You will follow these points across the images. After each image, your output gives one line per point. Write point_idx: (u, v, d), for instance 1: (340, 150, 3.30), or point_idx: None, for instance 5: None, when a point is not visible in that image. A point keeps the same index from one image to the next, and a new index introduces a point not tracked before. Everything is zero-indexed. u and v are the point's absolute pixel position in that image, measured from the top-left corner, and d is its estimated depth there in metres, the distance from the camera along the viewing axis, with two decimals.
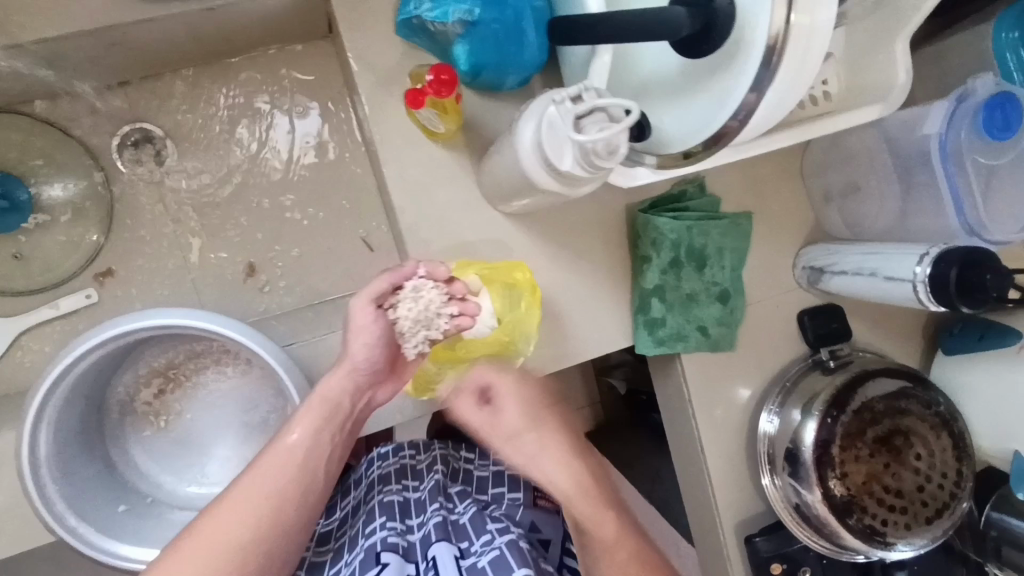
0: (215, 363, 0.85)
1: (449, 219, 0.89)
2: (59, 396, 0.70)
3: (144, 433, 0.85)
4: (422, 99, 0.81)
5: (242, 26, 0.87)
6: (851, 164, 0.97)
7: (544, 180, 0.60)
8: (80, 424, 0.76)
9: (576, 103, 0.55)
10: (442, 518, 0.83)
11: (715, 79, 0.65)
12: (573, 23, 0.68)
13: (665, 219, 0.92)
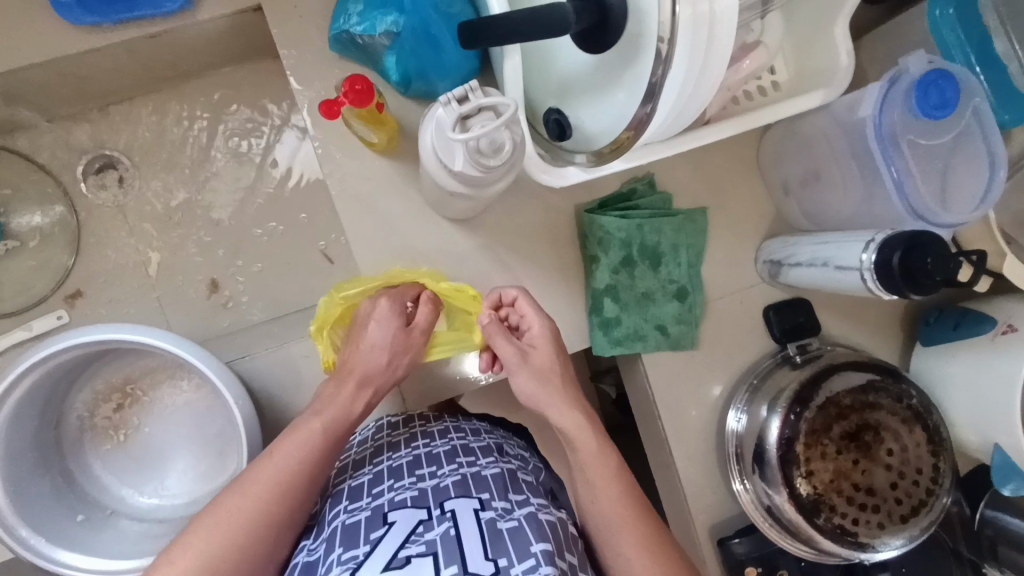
0: (171, 378, 0.88)
1: (393, 226, 0.90)
2: (9, 409, 0.72)
3: (104, 447, 0.86)
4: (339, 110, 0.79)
5: (190, 49, 0.91)
6: (809, 151, 0.93)
7: (449, 182, 0.61)
8: (35, 438, 0.78)
9: (462, 103, 0.55)
10: (460, 477, 0.70)
11: (620, 73, 0.66)
12: (477, 25, 0.68)
13: (611, 217, 0.91)
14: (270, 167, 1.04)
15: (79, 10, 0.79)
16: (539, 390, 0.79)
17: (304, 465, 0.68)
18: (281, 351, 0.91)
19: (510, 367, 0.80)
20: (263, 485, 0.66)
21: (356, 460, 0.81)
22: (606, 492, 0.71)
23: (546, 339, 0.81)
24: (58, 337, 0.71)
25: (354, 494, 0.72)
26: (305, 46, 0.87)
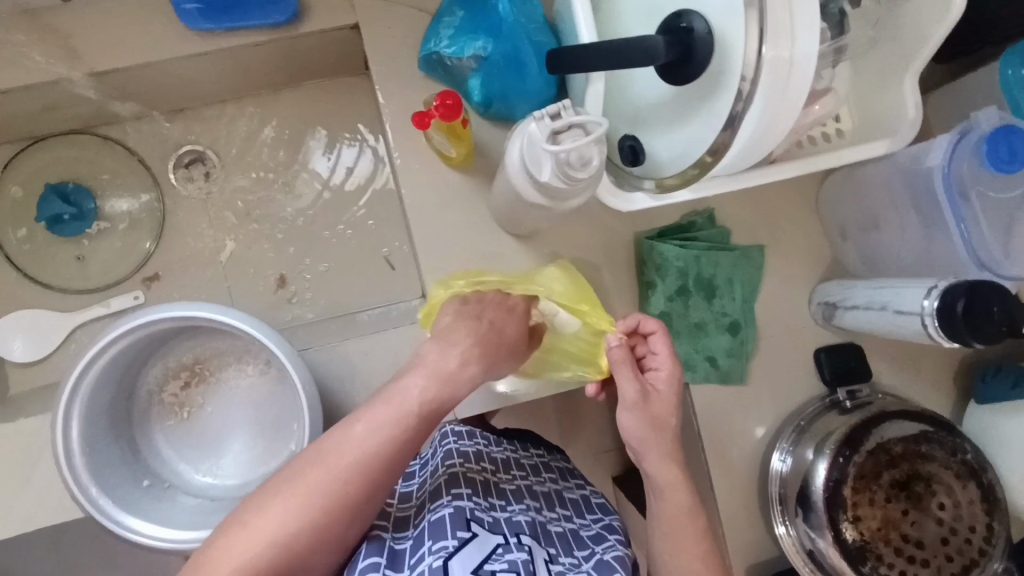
0: (237, 361, 0.92)
1: (459, 237, 0.94)
2: (93, 375, 0.76)
3: (168, 422, 0.91)
4: (429, 121, 0.84)
5: (287, 59, 0.99)
6: (867, 198, 0.94)
7: (529, 194, 0.64)
8: (110, 405, 0.83)
9: (554, 120, 0.59)
10: (531, 519, 0.76)
11: (698, 107, 0.69)
12: (563, 53, 0.72)
13: (670, 245, 0.94)
14: (344, 173, 1.09)
15: (198, 17, 0.87)
16: (649, 436, 0.76)
17: (366, 454, 0.66)
18: (342, 346, 0.95)
19: (625, 408, 0.76)
20: (317, 471, 0.65)
21: (428, 464, 0.86)
22: (682, 520, 0.74)
23: (670, 388, 0.79)
24: (150, 310, 0.76)
25: (432, 495, 0.77)
26: (394, 64, 0.93)
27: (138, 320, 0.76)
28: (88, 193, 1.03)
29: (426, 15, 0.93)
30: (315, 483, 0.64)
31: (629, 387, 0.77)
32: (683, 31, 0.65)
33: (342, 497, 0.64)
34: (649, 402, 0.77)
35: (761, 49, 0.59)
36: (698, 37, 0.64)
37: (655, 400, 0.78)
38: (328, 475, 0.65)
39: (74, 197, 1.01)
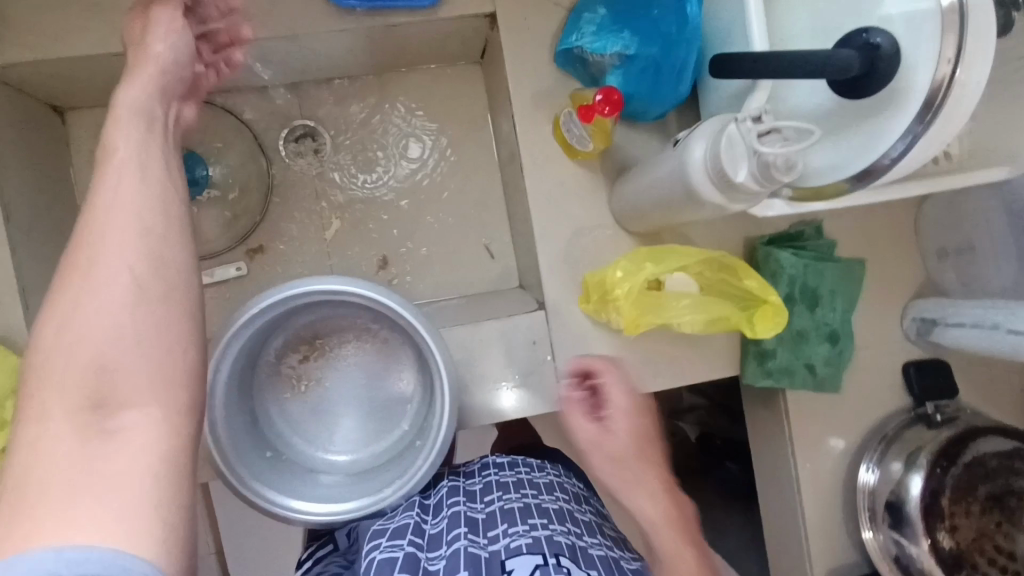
0: (356, 338, 0.94)
1: (579, 232, 0.96)
2: (239, 341, 0.78)
3: (288, 396, 0.92)
4: (592, 115, 0.86)
5: (413, 42, 0.99)
6: (963, 225, 0.96)
7: (709, 191, 0.66)
8: (241, 373, 0.84)
9: (756, 123, 0.61)
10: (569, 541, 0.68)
11: (859, 123, 0.70)
12: (731, 59, 0.73)
13: (787, 254, 0.96)
14: (450, 160, 1.10)
15: None
16: (617, 469, 0.77)
17: (125, 225, 0.49)
18: (454, 332, 0.95)
19: (586, 447, 0.79)
20: (96, 219, 0.49)
21: (466, 492, 0.82)
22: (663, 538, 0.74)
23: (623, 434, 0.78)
24: (293, 284, 0.77)
25: (471, 528, 0.74)
26: (526, 57, 0.94)
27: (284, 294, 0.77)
28: (200, 160, 0.99)
29: (562, 10, 0.94)
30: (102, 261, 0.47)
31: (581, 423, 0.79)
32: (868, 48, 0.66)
33: (162, 278, 0.49)
34: (608, 425, 0.79)
35: (957, 72, 0.61)
36: (884, 56, 0.64)
37: (616, 429, 0.78)
38: (129, 250, 0.48)
39: (188, 163, 0.97)
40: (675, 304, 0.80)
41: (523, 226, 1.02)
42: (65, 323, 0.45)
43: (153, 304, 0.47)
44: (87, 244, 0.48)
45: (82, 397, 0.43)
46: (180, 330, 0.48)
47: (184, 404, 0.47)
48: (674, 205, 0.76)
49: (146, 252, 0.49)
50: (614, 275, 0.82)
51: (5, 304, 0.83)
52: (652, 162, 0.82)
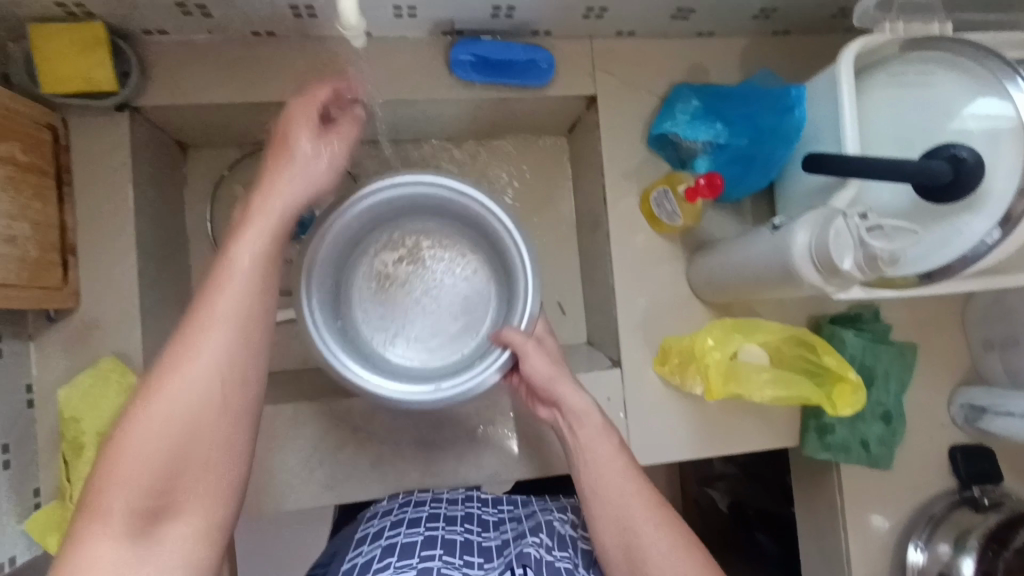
0: (451, 262, 0.92)
1: (657, 297, 1.03)
2: (341, 220, 0.80)
3: (373, 296, 0.91)
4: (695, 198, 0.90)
5: (515, 114, 1.09)
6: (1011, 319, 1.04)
7: (810, 273, 0.74)
8: (337, 256, 0.84)
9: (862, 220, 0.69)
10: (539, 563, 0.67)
11: (935, 220, 0.78)
12: (824, 159, 0.82)
13: (851, 336, 1.03)
14: (533, 221, 1.18)
15: (468, 68, 0.96)
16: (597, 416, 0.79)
17: (236, 326, 0.63)
18: None
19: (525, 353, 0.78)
20: (211, 325, 0.62)
21: (445, 517, 0.86)
22: (615, 478, 0.75)
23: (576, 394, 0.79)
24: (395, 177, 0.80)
25: (446, 549, 0.78)
26: (621, 136, 1.03)
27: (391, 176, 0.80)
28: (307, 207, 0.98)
29: (656, 98, 1.04)
30: (199, 347, 0.61)
31: (519, 336, 0.79)
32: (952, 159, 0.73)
33: (220, 359, 0.61)
34: (540, 349, 0.80)
35: None
36: (971, 166, 0.72)
37: (541, 360, 0.79)
38: (202, 336, 0.62)
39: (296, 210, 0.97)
40: (755, 374, 0.90)
41: (601, 287, 1.08)
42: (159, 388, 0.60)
43: (188, 372, 0.60)
44: (185, 334, 0.62)
45: (165, 446, 0.58)
46: (232, 419, 0.61)
47: (211, 528, 0.60)
48: (767, 283, 0.83)
49: (230, 335, 0.62)
50: (706, 341, 0.92)
51: (125, 322, 0.88)
52: (741, 243, 0.89)
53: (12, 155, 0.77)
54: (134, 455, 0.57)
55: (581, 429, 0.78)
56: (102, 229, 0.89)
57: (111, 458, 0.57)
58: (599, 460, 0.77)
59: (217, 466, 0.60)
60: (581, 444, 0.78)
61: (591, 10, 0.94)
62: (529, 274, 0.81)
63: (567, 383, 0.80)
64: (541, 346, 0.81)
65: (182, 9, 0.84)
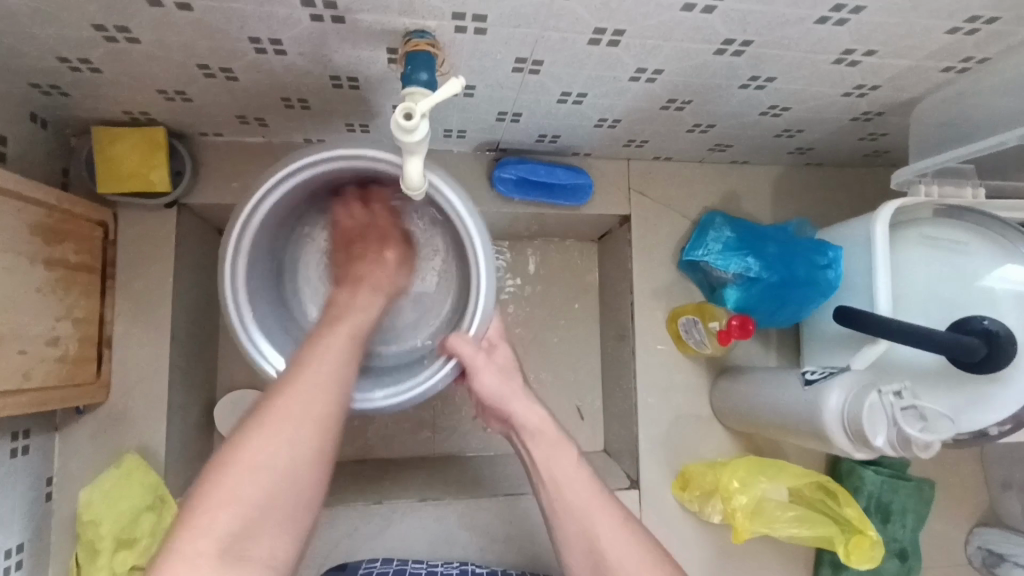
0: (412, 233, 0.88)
1: (679, 419, 1.03)
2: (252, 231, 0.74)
3: (318, 266, 0.89)
4: (729, 338, 0.90)
5: (548, 223, 1.11)
6: None
7: (841, 439, 0.75)
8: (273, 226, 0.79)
9: (897, 398, 0.70)
10: None
11: (966, 385, 0.78)
12: (856, 313, 0.82)
13: (870, 472, 1.03)
14: (557, 323, 1.18)
15: (511, 187, 0.99)
16: (548, 427, 0.73)
17: (333, 389, 0.62)
18: None
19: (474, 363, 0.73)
20: (303, 376, 0.62)
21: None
22: (574, 488, 0.70)
23: (533, 413, 0.74)
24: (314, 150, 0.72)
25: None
26: (652, 256, 1.05)
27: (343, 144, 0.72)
28: None
29: (688, 221, 1.07)
30: (299, 400, 0.60)
31: (469, 346, 0.72)
32: (983, 332, 0.75)
33: (327, 412, 0.61)
34: (491, 361, 0.74)
35: None
36: (1004, 342, 0.73)
37: (505, 354, 0.77)
38: (308, 395, 0.60)
39: None
40: (781, 515, 0.88)
41: (622, 400, 1.08)
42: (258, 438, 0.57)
43: (291, 432, 0.58)
44: (286, 387, 0.61)
45: (253, 501, 0.55)
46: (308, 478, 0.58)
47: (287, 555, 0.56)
48: (793, 432, 0.84)
49: (324, 388, 0.62)
50: (731, 482, 0.90)
51: (152, 417, 0.88)
52: (769, 383, 0.90)
53: (64, 256, 0.79)
54: (225, 506, 0.54)
55: (535, 446, 0.73)
56: (139, 322, 0.90)
57: (206, 507, 0.53)
58: (558, 476, 0.70)
59: (292, 493, 0.57)
60: (540, 449, 0.72)
61: (632, 141, 0.97)
62: (483, 277, 0.71)
63: (519, 394, 0.75)
64: (503, 366, 0.76)
65: (241, 120, 0.87)
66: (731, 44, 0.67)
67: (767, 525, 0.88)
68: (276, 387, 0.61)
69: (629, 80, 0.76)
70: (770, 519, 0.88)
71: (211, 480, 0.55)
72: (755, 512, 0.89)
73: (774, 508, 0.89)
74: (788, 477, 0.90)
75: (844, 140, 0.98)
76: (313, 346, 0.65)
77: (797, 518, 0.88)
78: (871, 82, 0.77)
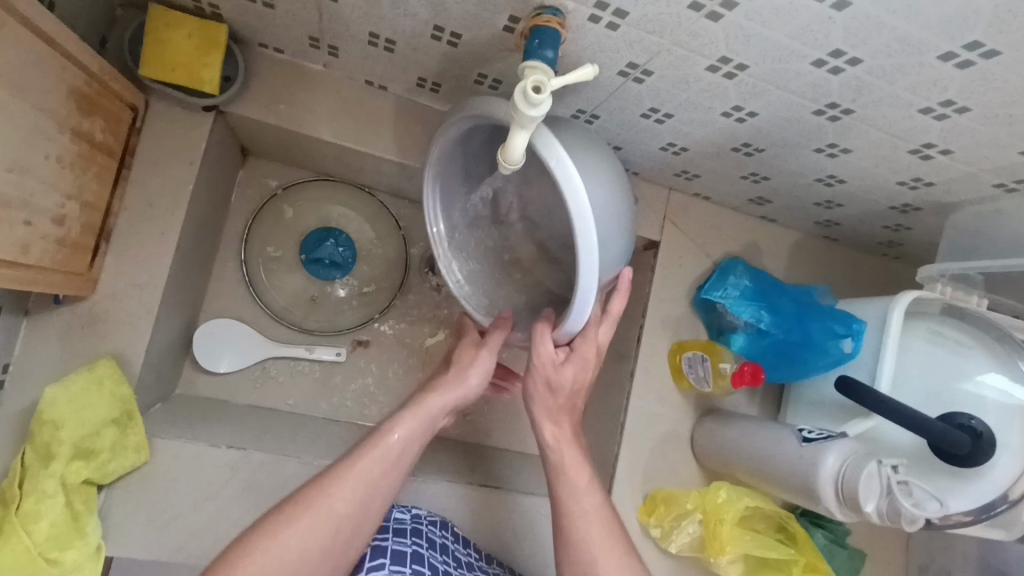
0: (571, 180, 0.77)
1: (660, 447, 1.04)
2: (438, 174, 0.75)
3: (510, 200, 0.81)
4: (741, 381, 0.93)
5: None
6: (947, 553, 1.14)
7: (826, 493, 0.80)
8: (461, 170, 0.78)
9: (893, 472, 0.75)
10: None
11: (927, 475, 0.84)
12: (853, 383, 0.85)
13: (819, 534, 1.05)
14: None
15: None
16: (574, 456, 0.77)
17: (383, 473, 0.71)
18: (525, 499, 0.97)
19: (538, 363, 0.73)
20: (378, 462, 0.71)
21: (393, 529, 0.78)
22: (575, 496, 0.75)
23: (567, 437, 0.78)
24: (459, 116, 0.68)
25: (396, 559, 0.72)
26: (670, 285, 1.07)
27: (484, 108, 0.64)
28: (327, 244, 1.03)
29: (710, 262, 1.09)
30: (354, 482, 0.69)
31: (547, 347, 0.72)
32: (967, 429, 0.80)
33: (365, 503, 0.69)
34: (552, 372, 0.74)
35: None
36: (986, 443, 0.79)
37: (572, 373, 0.74)
38: (359, 493, 0.69)
39: (329, 252, 1.03)
40: (745, 534, 0.93)
41: (607, 416, 1.09)
42: (273, 538, 0.64)
43: (319, 522, 0.66)
44: (341, 471, 0.69)
45: None
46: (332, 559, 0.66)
47: None
48: (778, 482, 0.88)
49: (377, 478, 0.70)
50: (717, 495, 0.95)
51: (135, 326, 0.81)
52: (762, 432, 0.92)
53: (90, 132, 0.72)
54: None
55: (562, 474, 0.77)
56: (145, 222, 0.82)
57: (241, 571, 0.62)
58: (569, 479, 0.76)
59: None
60: (561, 465, 0.77)
61: (684, 172, 0.98)
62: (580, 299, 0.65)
63: (554, 413, 0.78)
64: (581, 367, 0.74)
65: (312, 42, 0.83)
66: (832, 109, 0.70)
67: (729, 535, 0.92)
68: (330, 469, 0.70)
69: (720, 115, 0.77)
70: (735, 534, 0.93)
71: (240, 553, 0.63)
72: (729, 520, 0.93)
73: (740, 526, 0.95)
74: (766, 502, 0.95)
75: (869, 224, 1.04)
76: (381, 435, 0.72)
77: (758, 544, 0.92)
78: (928, 178, 0.82)
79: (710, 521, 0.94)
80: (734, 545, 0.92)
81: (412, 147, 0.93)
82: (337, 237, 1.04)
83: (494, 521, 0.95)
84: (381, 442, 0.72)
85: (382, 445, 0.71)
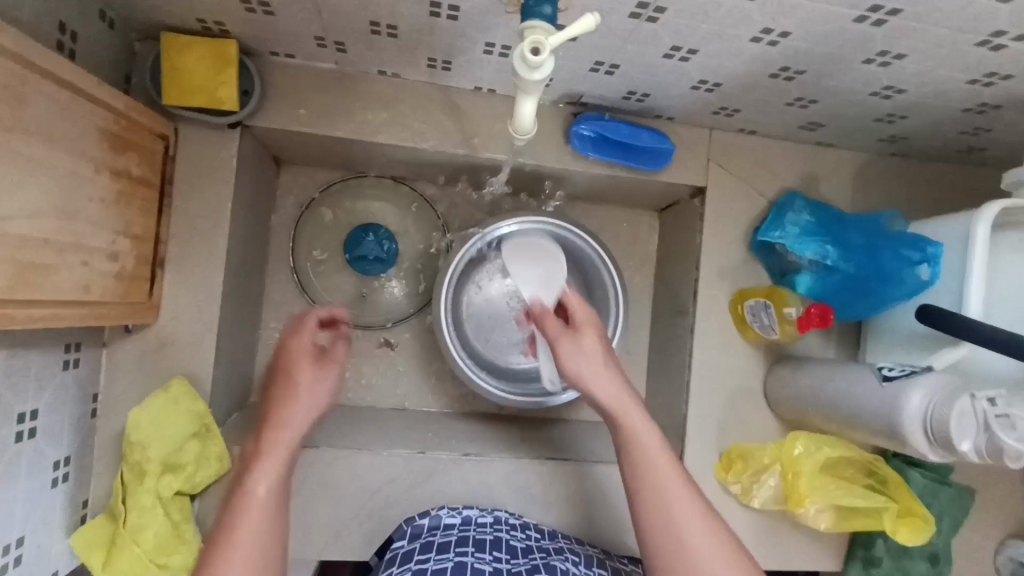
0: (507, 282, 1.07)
1: (732, 402, 1.00)
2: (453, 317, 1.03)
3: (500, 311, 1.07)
4: (807, 325, 0.87)
5: (616, 188, 1.06)
6: None
7: (913, 434, 0.73)
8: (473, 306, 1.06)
9: (993, 404, 0.68)
10: None
11: None
12: (944, 315, 0.76)
13: (917, 473, 0.95)
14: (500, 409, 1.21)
15: (589, 146, 0.94)
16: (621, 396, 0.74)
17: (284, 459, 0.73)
18: (594, 469, 0.94)
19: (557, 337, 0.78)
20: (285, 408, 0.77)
21: (438, 545, 0.78)
22: (662, 474, 0.70)
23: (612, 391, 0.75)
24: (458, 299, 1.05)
25: None
26: (723, 230, 1.01)
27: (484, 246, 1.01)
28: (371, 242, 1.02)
29: (766, 200, 1.02)
30: (275, 458, 0.73)
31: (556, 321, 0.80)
32: None
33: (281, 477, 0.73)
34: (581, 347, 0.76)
35: None
36: None
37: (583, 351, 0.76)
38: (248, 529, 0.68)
39: (376, 247, 1.02)
40: (830, 485, 0.89)
41: (673, 375, 1.06)
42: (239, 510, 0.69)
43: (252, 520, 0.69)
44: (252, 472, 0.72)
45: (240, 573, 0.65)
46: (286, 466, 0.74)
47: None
48: (859, 428, 0.82)
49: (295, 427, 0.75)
50: (792, 449, 0.90)
51: (200, 344, 0.86)
52: (838, 375, 0.86)
53: (126, 168, 0.74)
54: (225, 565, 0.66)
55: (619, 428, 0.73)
56: (195, 244, 0.86)
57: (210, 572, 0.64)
58: (655, 465, 0.71)
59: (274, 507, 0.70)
60: (628, 427, 0.73)
61: (723, 109, 0.91)
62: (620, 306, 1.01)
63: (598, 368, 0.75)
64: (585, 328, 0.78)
65: (319, 42, 0.82)
66: (877, 12, 0.62)
67: (814, 488, 0.88)
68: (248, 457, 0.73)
69: (750, 40, 0.70)
70: (821, 487, 0.88)
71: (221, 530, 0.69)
72: (811, 471, 0.89)
73: (825, 475, 0.90)
74: (848, 446, 0.90)
75: (943, 132, 0.93)
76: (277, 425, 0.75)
77: (841, 492, 0.88)
78: (1006, 71, 0.71)
79: (793, 477, 0.89)
80: (821, 499, 0.88)
81: (434, 129, 0.92)
82: (376, 232, 1.03)
83: (567, 494, 0.94)
84: (279, 431, 0.75)
85: (272, 442, 0.74)
